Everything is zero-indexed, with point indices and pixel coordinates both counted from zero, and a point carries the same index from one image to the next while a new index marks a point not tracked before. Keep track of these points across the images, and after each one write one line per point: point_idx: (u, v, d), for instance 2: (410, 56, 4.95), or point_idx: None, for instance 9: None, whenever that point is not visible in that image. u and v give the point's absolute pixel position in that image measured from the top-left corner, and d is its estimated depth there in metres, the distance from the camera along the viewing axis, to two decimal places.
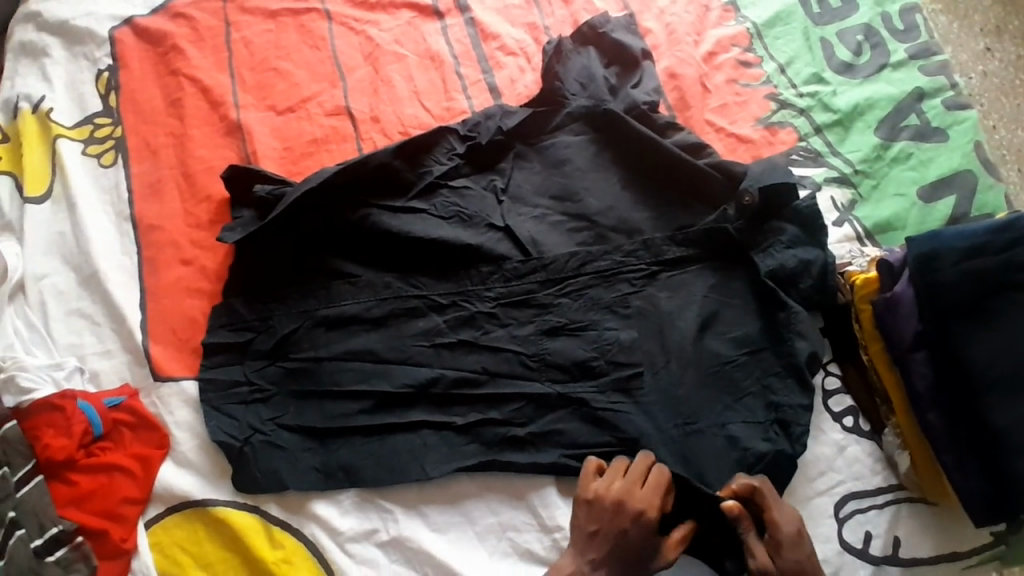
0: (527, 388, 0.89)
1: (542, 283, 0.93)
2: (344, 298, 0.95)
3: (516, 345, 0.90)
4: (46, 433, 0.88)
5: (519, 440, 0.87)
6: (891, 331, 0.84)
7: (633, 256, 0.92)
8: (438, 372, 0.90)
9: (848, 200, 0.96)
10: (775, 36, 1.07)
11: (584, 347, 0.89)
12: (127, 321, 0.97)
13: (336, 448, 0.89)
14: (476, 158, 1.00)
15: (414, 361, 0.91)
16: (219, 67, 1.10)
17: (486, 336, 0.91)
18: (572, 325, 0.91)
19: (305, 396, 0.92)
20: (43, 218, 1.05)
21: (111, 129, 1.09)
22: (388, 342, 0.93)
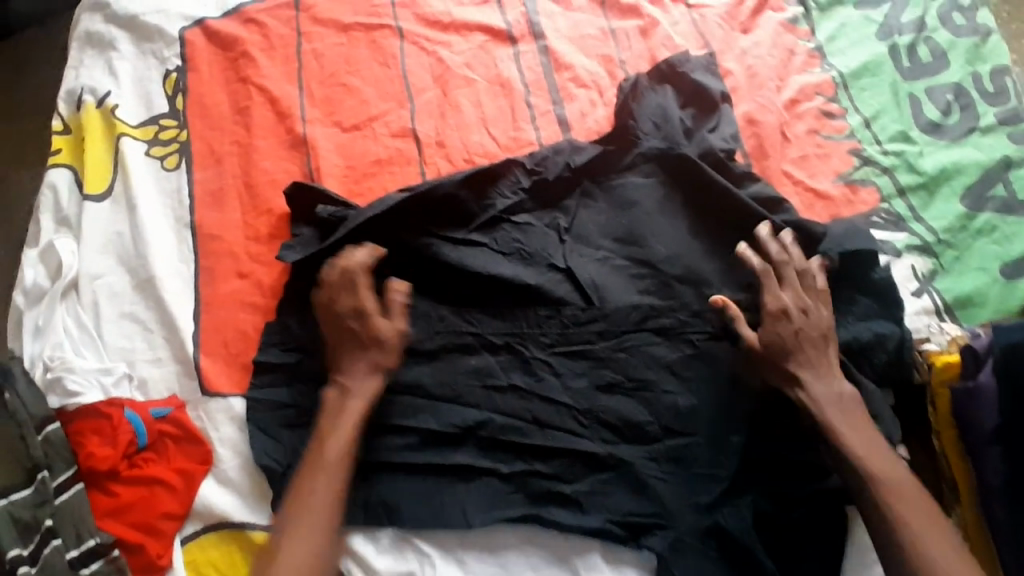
0: (578, 445, 0.86)
1: (600, 334, 0.90)
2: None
3: (569, 397, 0.88)
4: (91, 441, 0.89)
5: (565, 498, 0.85)
6: (967, 419, 0.81)
7: (700, 317, 0.90)
8: (487, 416, 0.88)
9: (929, 269, 0.93)
10: (861, 87, 1.03)
11: (639, 408, 0.87)
12: (179, 331, 0.96)
13: (377, 481, 0.87)
14: (541, 195, 0.98)
15: (463, 400, 0.89)
16: (289, 78, 1.10)
17: (540, 385, 0.89)
18: (630, 383, 0.88)
19: None
20: (101, 216, 1.04)
21: (176, 132, 1.09)
22: (438, 377, 0.90)
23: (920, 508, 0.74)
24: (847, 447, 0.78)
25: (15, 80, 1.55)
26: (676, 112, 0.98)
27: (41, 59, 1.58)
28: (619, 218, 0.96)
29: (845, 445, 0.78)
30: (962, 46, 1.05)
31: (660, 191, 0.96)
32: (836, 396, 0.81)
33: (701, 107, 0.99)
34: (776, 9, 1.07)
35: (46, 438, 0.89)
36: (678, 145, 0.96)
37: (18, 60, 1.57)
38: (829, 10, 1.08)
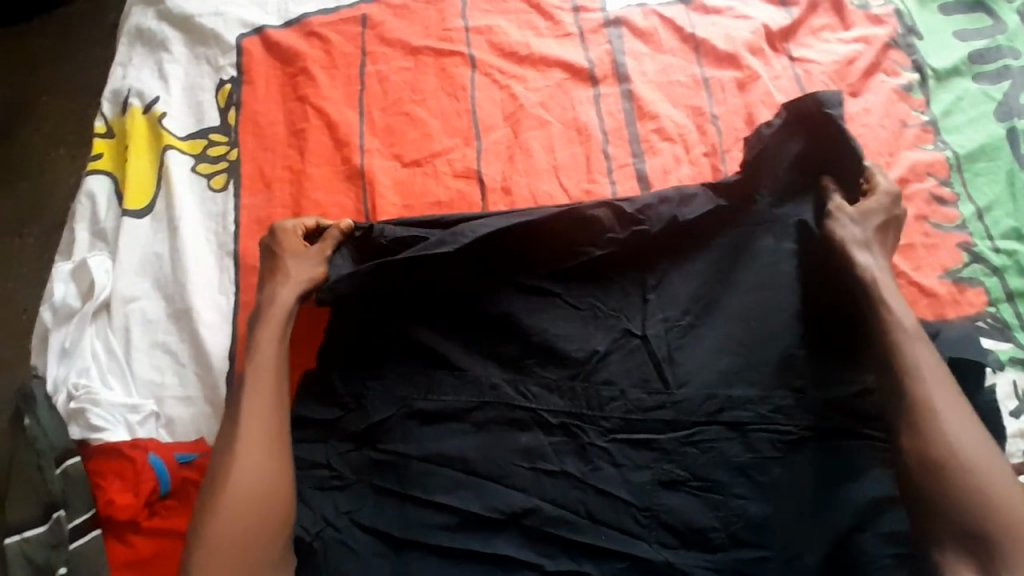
0: (634, 549, 0.79)
1: (667, 425, 0.82)
2: (445, 391, 0.85)
3: (627, 493, 0.81)
4: (111, 485, 0.84)
5: None
6: None
7: (781, 416, 0.81)
8: (535, 502, 0.81)
9: None
10: (975, 172, 0.92)
11: (705, 513, 0.79)
12: (214, 370, 0.91)
13: (410, 561, 0.80)
14: (636, 249, 0.89)
15: (510, 482, 0.82)
16: (349, 102, 1.02)
17: (596, 474, 0.82)
18: (696, 483, 0.80)
19: (387, 494, 0.83)
20: (140, 234, 0.99)
21: (225, 149, 1.02)
22: (485, 452, 0.83)
23: (989, 466, 0.70)
24: (928, 401, 0.73)
25: (70, 60, 1.51)
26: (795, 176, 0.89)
27: (97, 40, 1.53)
28: (704, 289, 0.88)
29: (924, 398, 0.73)
30: None
31: (743, 271, 0.87)
32: (926, 358, 0.76)
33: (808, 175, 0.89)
34: (889, 72, 0.97)
35: (65, 472, 0.83)
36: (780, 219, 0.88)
37: (73, 39, 1.53)
38: (948, 78, 0.98)
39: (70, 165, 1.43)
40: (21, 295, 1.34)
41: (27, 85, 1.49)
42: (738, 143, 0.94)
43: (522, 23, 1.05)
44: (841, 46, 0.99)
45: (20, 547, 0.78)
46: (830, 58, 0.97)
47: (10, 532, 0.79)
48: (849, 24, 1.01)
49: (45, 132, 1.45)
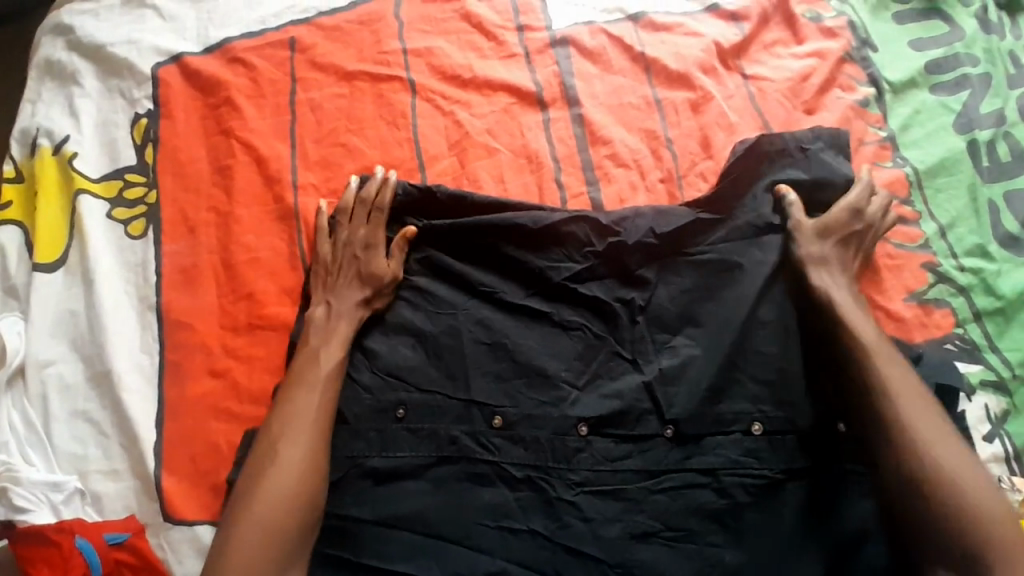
0: None
1: (637, 472, 0.78)
2: (401, 447, 0.78)
3: (599, 549, 0.75)
4: (39, 572, 0.76)
5: None
6: None
7: (755, 457, 0.77)
8: (502, 565, 0.74)
9: (1002, 409, 0.81)
10: (935, 188, 0.90)
11: (679, 565, 0.74)
12: (140, 440, 0.82)
13: None
14: (617, 264, 0.85)
15: (473, 545, 0.75)
16: (280, 134, 0.94)
17: (565, 531, 0.76)
18: (670, 533, 0.75)
19: (339, 566, 0.75)
20: (53, 290, 0.89)
21: (144, 191, 0.93)
22: (447, 513, 0.76)
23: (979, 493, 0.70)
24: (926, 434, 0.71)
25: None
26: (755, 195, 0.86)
27: (1, 64, 1.40)
28: (683, 309, 0.83)
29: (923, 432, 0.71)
30: None
31: (706, 302, 0.83)
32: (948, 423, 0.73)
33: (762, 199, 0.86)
34: (845, 88, 0.95)
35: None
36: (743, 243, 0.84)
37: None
38: (902, 92, 0.95)
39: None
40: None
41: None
42: (695, 167, 0.90)
43: (465, 44, 0.98)
44: (794, 62, 0.95)
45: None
46: (784, 75, 0.94)
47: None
48: (802, 39, 0.98)
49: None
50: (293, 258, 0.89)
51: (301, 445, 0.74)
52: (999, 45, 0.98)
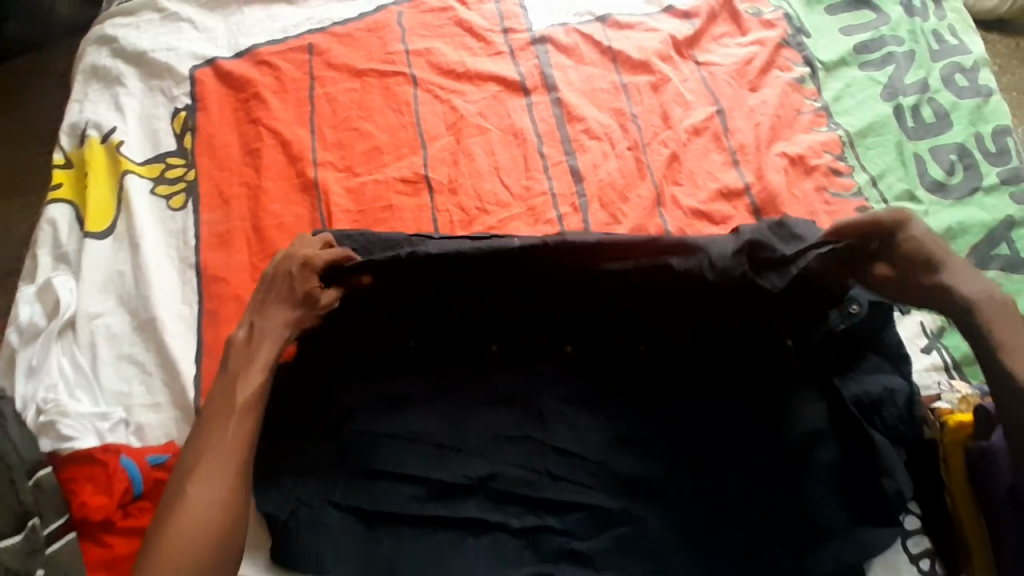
0: (591, 500, 0.84)
1: (611, 391, 0.91)
2: (410, 372, 0.91)
3: (582, 450, 0.87)
4: (85, 488, 0.85)
5: (578, 554, 0.82)
6: (983, 486, 0.78)
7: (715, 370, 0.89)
8: (498, 467, 0.86)
9: (938, 326, 0.94)
10: (867, 146, 1.04)
11: (652, 461, 0.86)
12: (181, 375, 0.94)
13: (383, 538, 0.82)
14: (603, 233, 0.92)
15: (475, 451, 0.87)
16: (300, 122, 1.10)
17: (553, 436, 0.88)
18: (642, 436, 0.88)
19: (357, 472, 0.85)
20: (102, 254, 1.02)
21: (183, 171, 1.08)
22: (452, 427, 0.88)
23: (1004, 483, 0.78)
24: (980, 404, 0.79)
25: (26, 120, 1.62)
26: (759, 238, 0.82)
27: None
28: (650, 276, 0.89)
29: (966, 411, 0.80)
30: (964, 107, 1.07)
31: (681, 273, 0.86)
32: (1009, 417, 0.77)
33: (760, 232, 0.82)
34: (783, 68, 1.11)
35: (36, 483, 0.82)
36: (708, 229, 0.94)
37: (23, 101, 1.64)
38: (834, 70, 1.11)
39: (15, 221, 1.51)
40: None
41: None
42: (657, 137, 1.05)
43: (458, 45, 1.15)
44: (739, 49, 1.12)
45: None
46: (730, 60, 1.11)
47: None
48: (745, 31, 1.15)
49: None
50: (312, 222, 1.03)
51: (209, 482, 0.72)
52: (924, 24, 1.15)
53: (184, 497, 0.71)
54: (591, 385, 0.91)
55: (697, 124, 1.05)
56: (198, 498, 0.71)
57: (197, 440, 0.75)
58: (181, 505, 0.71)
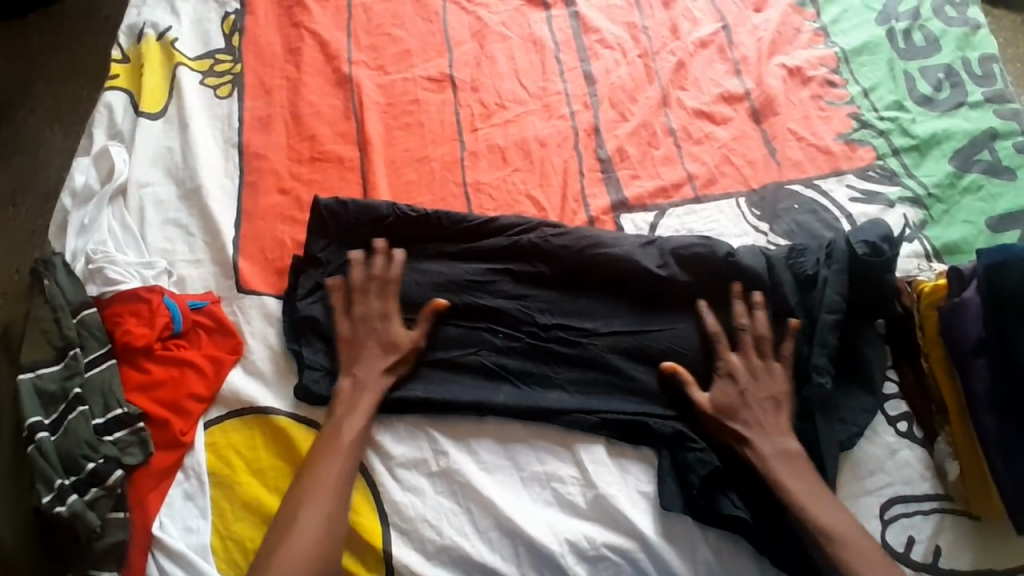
0: (587, 352, 0.92)
1: (606, 289, 0.96)
2: (420, 270, 0.97)
3: (580, 334, 0.93)
4: (128, 320, 0.95)
5: (573, 412, 0.90)
6: (953, 334, 0.87)
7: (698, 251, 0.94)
8: (498, 356, 0.93)
9: (920, 219, 1.01)
10: (861, 63, 1.13)
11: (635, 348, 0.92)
12: (221, 235, 1.03)
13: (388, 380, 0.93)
14: (576, 267, 0.96)
15: (482, 337, 0.94)
16: (338, 26, 1.20)
17: (549, 332, 0.93)
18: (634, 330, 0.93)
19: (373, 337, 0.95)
20: (154, 132, 1.12)
21: (230, 66, 1.18)
22: (461, 329, 0.94)
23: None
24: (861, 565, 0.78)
25: (65, 43, 1.71)
26: (779, 271, 0.92)
27: (105, 27, 1.73)
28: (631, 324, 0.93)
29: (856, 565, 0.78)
30: (952, 34, 1.15)
31: (651, 319, 0.94)
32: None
33: (792, 296, 0.91)
34: None
35: (80, 320, 0.95)
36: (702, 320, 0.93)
37: (70, 33, 1.72)
38: None
39: (64, 140, 1.61)
40: (12, 260, 1.50)
41: (30, 71, 1.68)
42: (666, 47, 1.14)
43: None
44: None
45: (33, 383, 0.90)
46: None
47: (24, 369, 0.90)
48: None
49: (41, 112, 1.63)
50: (345, 110, 1.12)
51: (320, 513, 0.82)
52: None
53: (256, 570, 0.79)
54: (589, 288, 0.96)
55: (703, 38, 1.14)
56: (309, 524, 0.81)
57: (309, 480, 0.84)
58: (292, 532, 0.80)
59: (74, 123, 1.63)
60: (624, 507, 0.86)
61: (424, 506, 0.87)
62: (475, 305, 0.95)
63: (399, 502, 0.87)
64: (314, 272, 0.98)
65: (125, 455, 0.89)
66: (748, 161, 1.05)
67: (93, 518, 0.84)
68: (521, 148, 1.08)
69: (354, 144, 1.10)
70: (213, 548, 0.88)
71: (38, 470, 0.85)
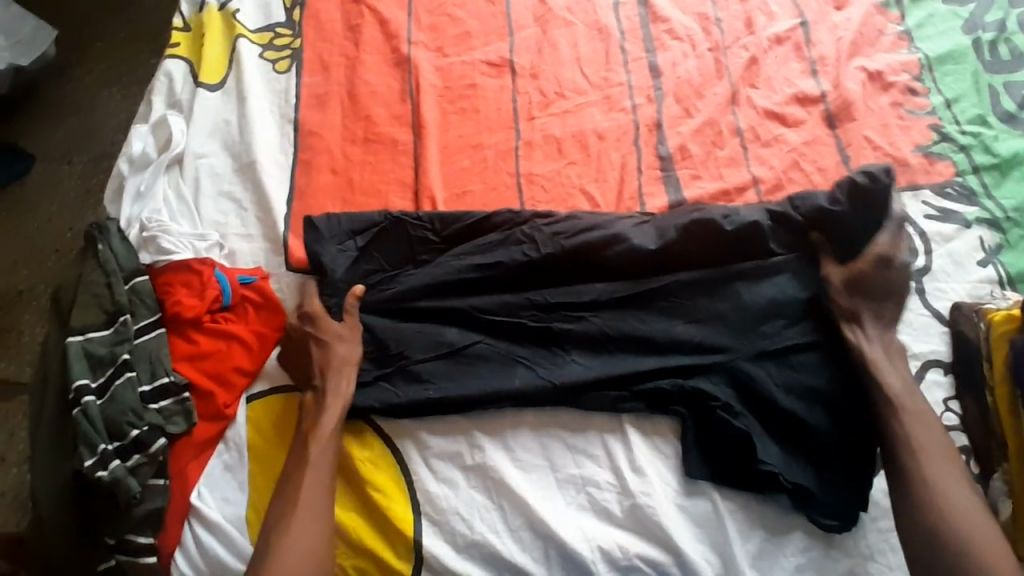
0: (628, 331, 0.91)
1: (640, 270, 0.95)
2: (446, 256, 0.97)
3: (613, 315, 0.92)
4: (179, 291, 0.97)
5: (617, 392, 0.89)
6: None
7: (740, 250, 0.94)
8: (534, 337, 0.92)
9: (996, 243, 0.97)
10: (945, 72, 1.07)
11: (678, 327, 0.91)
12: (272, 211, 1.04)
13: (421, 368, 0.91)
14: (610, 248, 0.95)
15: (516, 318, 0.93)
16: (399, 4, 1.18)
17: (583, 313, 0.92)
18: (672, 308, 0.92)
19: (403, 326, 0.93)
20: (212, 104, 1.13)
21: (290, 40, 1.17)
22: (491, 308, 0.93)
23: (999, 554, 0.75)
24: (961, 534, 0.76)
25: (129, 7, 1.73)
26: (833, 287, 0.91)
27: None
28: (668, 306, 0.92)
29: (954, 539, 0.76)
30: None
31: (696, 299, 0.92)
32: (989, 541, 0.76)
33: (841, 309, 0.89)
34: None
35: (133, 287, 0.96)
36: (712, 278, 0.92)
37: None
38: None
39: (124, 101, 1.64)
40: (68, 217, 1.53)
41: (92, 32, 1.70)
42: (738, 41, 1.09)
43: None
44: None
45: (82, 346, 0.92)
46: None
47: (74, 332, 0.93)
48: None
49: (102, 73, 1.66)
50: (402, 91, 1.10)
51: (312, 517, 0.83)
52: None
53: (291, 521, 0.82)
54: (623, 270, 0.95)
55: (779, 34, 1.08)
56: (299, 528, 0.82)
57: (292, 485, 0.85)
58: (284, 536, 0.82)
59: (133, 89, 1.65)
60: (662, 519, 0.84)
61: (457, 499, 0.87)
62: (507, 285, 0.95)
63: (432, 493, 0.87)
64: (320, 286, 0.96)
65: (169, 424, 0.91)
66: (819, 168, 1.00)
67: (133, 484, 0.86)
68: (578, 140, 1.05)
69: (409, 127, 1.08)
70: (249, 521, 0.90)
71: (82, 433, 0.87)
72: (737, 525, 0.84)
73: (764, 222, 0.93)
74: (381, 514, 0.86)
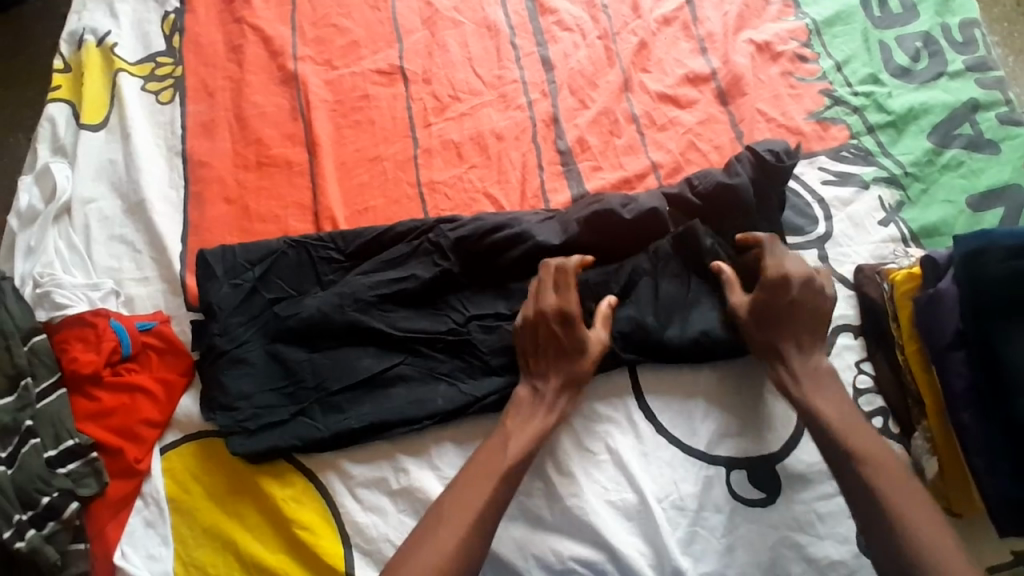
0: None
1: (550, 271, 0.94)
2: (349, 278, 0.93)
3: None
4: (75, 346, 0.91)
5: None
6: (931, 327, 0.83)
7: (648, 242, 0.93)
8: (447, 351, 0.91)
9: (897, 201, 0.98)
10: (834, 34, 1.09)
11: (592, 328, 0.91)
12: (167, 251, 0.99)
13: (335, 398, 0.89)
14: (517, 250, 0.93)
15: (426, 333, 0.91)
16: (282, 20, 1.13)
17: (494, 323, 0.92)
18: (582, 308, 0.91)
19: (310, 356, 0.90)
20: (96, 145, 1.07)
21: (171, 68, 1.12)
22: (400, 326, 0.91)
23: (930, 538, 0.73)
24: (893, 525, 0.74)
25: None
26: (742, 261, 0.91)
27: None
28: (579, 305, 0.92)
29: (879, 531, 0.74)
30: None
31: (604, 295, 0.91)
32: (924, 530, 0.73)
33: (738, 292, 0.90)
34: None
35: (31, 348, 0.90)
36: (621, 271, 0.92)
37: None
38: None
39: None
40: None
41: None
42: (627, 26, 1.09)
43: None
44: None
45: None
46: None
47: None
48: None
49: None
50: (292, 110, 1.07)
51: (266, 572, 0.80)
52: None
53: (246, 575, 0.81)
54: (532, 273, 0.94)
55: (667, 15, 1.09)
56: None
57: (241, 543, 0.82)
58: None
59: (9, 92, 1.45)
60: (592, 517, 0.83)
61: (386, 525, 0.85)
62: (416, 300, 0.93)
63: (360, 523, 0.85)
64: (210, 325, 0.91)
65: (80, 487, 0.86)
66: (715, 147, 1.00)
67: (52, 553, 0.82)
68: (476, 143, 1.03)
69: (303, 146, 1.04)
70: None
71: None
72: (666, 513, 0.84)
73: (662, 209, 0.92)
74: (309, 551, 0.85)
